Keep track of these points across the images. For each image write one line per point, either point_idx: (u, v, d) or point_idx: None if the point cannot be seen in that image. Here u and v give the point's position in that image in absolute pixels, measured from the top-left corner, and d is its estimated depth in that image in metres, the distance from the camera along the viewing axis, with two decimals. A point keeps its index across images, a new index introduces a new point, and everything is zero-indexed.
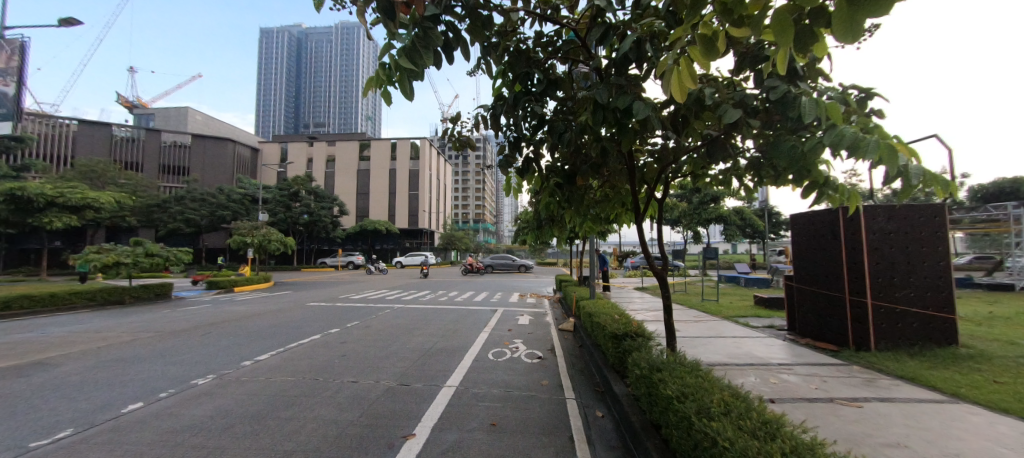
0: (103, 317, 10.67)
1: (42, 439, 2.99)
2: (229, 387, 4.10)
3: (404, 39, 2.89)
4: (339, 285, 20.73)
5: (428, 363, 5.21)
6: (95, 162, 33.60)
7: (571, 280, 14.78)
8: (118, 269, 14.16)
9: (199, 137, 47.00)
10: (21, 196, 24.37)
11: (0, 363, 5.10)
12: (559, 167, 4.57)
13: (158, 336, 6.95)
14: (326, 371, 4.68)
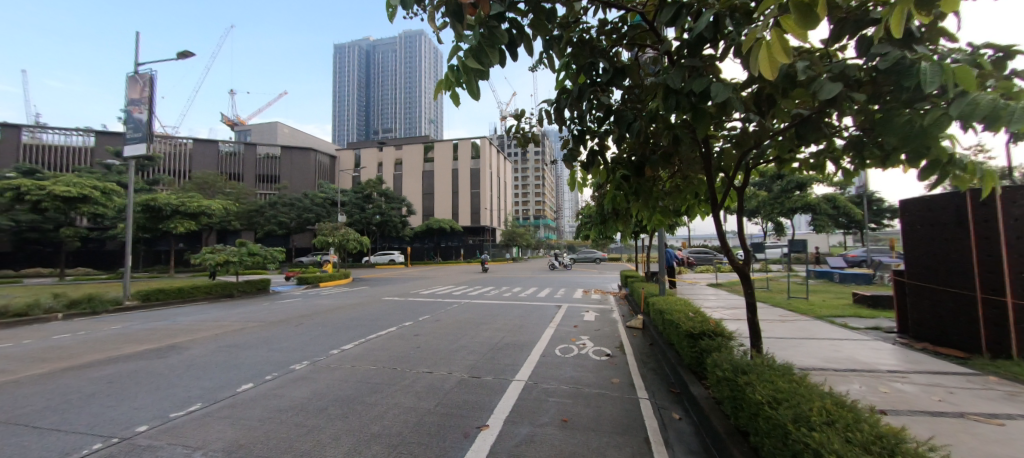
0: (220, 308, 12.36)
1: (178, 411, 3.51)
2: (321, 372, 4.51)
3: (471, 40, 2.94)
4: (410, 281, 21.93)
5: (497, 357, 5.30)
6: (206, 174, 38.94)
7: (639, 276, 14.22)
8: (227, 267, 16.18)
9: (286, 148, 52.57)
10: (158, 206, 29.24)
11: (148, 346, 6.12)
12: (626, 159, 4.39)
13: (263, 325, 7.91)
14: (404, 362, 4.96)
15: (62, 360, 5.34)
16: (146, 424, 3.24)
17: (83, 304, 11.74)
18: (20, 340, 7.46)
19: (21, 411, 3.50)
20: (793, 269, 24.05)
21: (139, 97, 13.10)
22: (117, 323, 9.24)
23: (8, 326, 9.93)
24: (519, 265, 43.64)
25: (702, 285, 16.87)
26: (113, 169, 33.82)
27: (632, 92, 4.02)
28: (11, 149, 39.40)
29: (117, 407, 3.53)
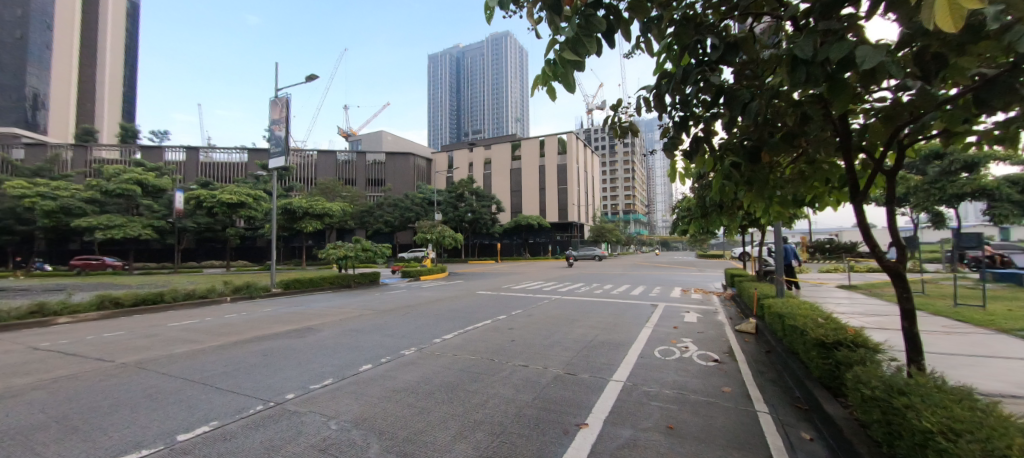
0: (342, 297, 14.17)
1: (317, 383, 4.07)
2: (428, 359, 4.86)
3: (569, 32, 2.84)
4: (500, 276, 22.67)
5: (592, 355, 5.20)
6: (328, 181, 45.19)
7: (749, 275, 12.80)
8: (346, 261, 18.40)
9: (390, 154, 57.93)
10: (294, 209, 34.73)
11: (291, 327, 7.27)
12: (739, 144, 3.92)
13: (376, 313, 8.87)
14: (501, 353, 5.13)
15: (233, 335, 6.61)
16: (292, 393, 3.81)
17: (244, 289, 14.39)
18: (205, 317, 9.44)
19: (209, 373, 4.40)
20: (968, 268, 19.59)
21: (279, 117, 15.59)
22: (268, 307, 11.18)
23: (198, 305, 12.61)
24: (606, 262, 42.25)
25: (833, 287, 14.52)
26: (259, 180, 40.93)
27: (744, 69, 3.58)
28: (195, 167, 49.76)
29: (273, 376, 4.24)
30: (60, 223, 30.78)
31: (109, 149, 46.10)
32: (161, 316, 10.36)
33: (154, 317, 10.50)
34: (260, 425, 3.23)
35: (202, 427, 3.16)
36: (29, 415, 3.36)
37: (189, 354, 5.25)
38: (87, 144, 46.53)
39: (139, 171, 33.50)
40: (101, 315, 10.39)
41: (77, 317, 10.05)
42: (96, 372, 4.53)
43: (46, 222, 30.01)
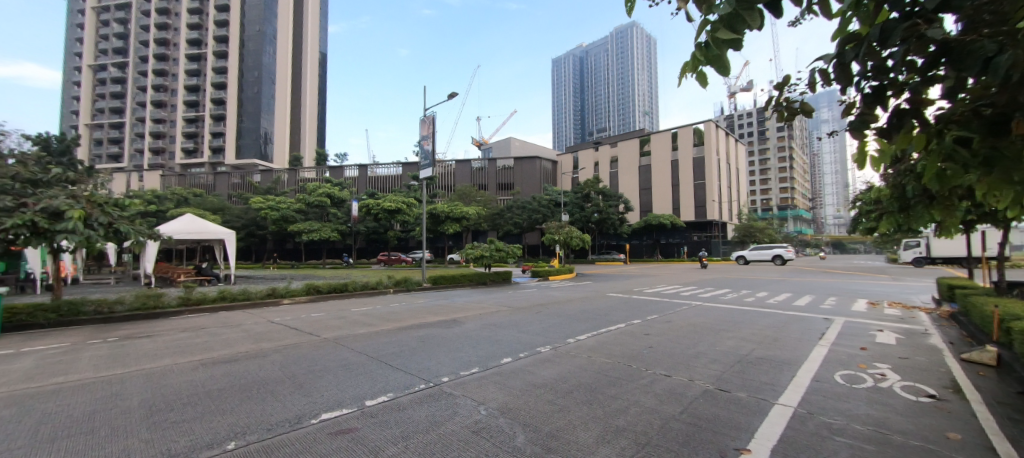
0: (480, 293, 15.36)
1: (466, 369, 4.47)
2: (564, 358, 4.92)
3: (723, 8, 2.39)
4: (631, 278, 21.60)
5: (749, 372, 4.55)
6: (467, 187, 49.82)
7: (981, 287, 9.61)
8: (482, 260, 19.89)
9: (518, 159, 60.44)
10: (438, 214, 40.90)
11: (441, 317, 8.23)
12: (983, 112, 2.77)
13: (512, 309, 9.39)
14: (638, 360, 4.91)
15: (397, 321, 7.77)
16: (446, 377, 4.25)
17: (403, 283, 16.65)
18: (377, 305, 11.36)
19: (383, 352, 5.25)
20: None
21: (428, 133, 17.65)
22: (422, 300, 12.82)
23: (371, 295, 15.11)
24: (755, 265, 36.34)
25: None
26: (410, 188, 47.30)
27: None
28: (365, 181, 60.11)
29: (431, 360, 4.83)
30: (282, 227, 40.81)
31: (309, 170, 58.87)
32: (346, 303, 12.85)
33: (341, 303, 13.00)
34: (423, 402, 3.67)
35: (382, 396, 3.77)
36: (273, 370, 4.52)
37: (368, 335, 6.38)
38: (295, 167, 60.30)
39: (330, 186, 42.94)
40: (308, 299, 13.35)
41: (294, 299, 13.12)
42: (309, 343, 5.85)
43: (274, 227, 40.29)
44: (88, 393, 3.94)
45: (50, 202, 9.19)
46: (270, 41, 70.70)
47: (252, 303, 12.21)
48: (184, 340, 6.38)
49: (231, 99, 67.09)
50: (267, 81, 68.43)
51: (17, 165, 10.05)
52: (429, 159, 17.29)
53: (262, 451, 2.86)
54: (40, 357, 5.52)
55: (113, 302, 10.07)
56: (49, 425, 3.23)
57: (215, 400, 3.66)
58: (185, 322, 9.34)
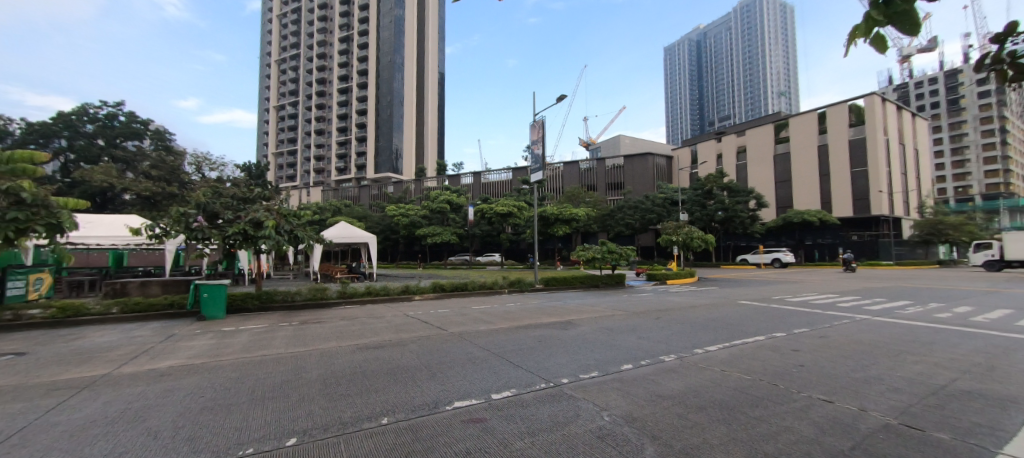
0: (592, 296, 15.18)
1: (585, 373, 4.39)
2: (692, 370, 4.49)
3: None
4: (767, 285, 18.97)
5: (953, 410, 3.53)
6: (577, 189, 50.00)
7: None
8: (594, 262, 19.48)
9: (628, 157, 58.88)
10: (548, 216, 41.81)
11: (556, 318, 8.36)
12: None
13: (628, 314, 9.07)
14: (787, 380, 4.23)
15: (515, 321, 8.12)
16: (566, 378, 4.25)
17: (517, 284, 17.29)
18: (494, 304, 12.04)
19: (503, 349, 5.52)
20: None
21: (537, 137, 18.03)
22: (535, 301, 13.20)
23: (488, 294, 16.06)
24: (935, 271, 28.70)
25: None
26: (520, 192, 49.17)
27: None
28: (480, 187, 64.41)
29: (549, 360, 4.89)
30: (411, 231, 46.87)
31: (432, 180, 65.88)
32: (467, 301, 13.90)
33: (462, 301, 14.08)
34: (547, 400, 3.72)
35: (506, 391, 3.93)
36: (412, 358, 5.09)
37: (488, 332, 6.77)
38: (420, 178, 68.10)
39: (449, 193, 47.55)
40: (435, 296, 14.80)
41: (423, 295, 14.65)
42: (437, 336, 6.46)
43: (405, 231, 46.49)
44: (283, 364, 4.99)
45: (254, 214, 11.66)
46: (400, 68, 82.39)
47: (390, 298, 14.01)
48: (345, 326, 7.69)
49: (371, 122, 80.20)
50: (397, 104, 79.87)
51: (233, 186, 13.12)
52: (541, 162, 17.63)
53: (409, 429, 3.23)
54: (252, 334, 7.20)
55: (293, 294, 12.54)
56: (261, 387, 4.18)
57: (370, 380, 4.28)
58: (343, 312, 11.26)
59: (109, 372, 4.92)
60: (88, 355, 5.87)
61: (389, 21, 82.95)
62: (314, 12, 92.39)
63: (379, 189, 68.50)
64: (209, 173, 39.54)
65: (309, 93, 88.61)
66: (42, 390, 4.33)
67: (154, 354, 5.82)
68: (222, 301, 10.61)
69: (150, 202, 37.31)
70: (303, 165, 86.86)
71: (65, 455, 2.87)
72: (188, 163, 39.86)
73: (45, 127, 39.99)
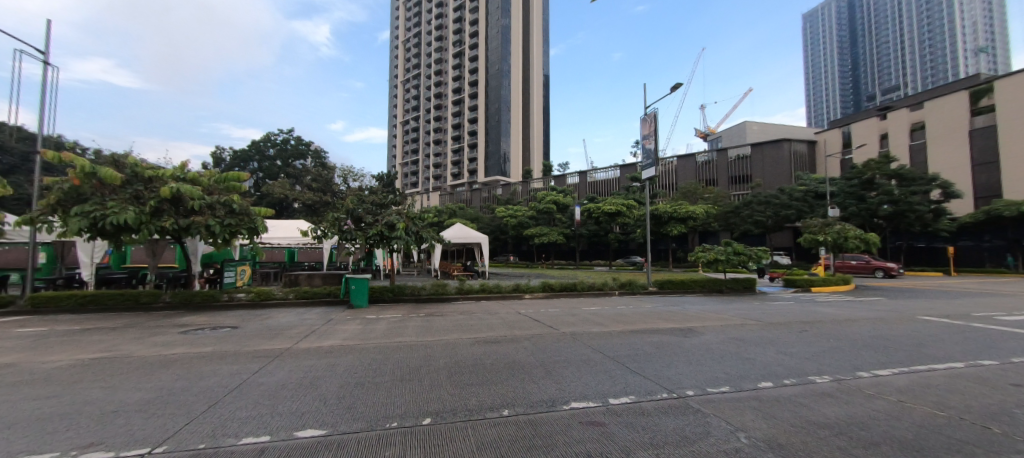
0: (714, 302, 13.85)
1: (715, 387, 3.94)
2: (856, 396, 3.71)
3: None
4: (961, 297, 14.92)
5: None
6: (691, 185, 46.56)
7: None
8: (717, 265, 17.71)
9: (757, 145, 52.60)
10: (661, 215, 39.25)
11: (675, 325, 7.88)
12: None
13: (761, 324, 8.05)
14: (1009, 425, 3.19)
15: (630, 324, 7.86)
16: (692, 390, 3.87)
17: (628, 286, 16.71)
18: (606, 306, 11.80)
19: (618, 353, 5.39)
20: None
21: (649, 132, 17.17)
22: (648, 305, 12.59)
23: (597, 296, 15.83)
24: None
25: None
26: (630, 190, 47.47)
27: None
28: (585, 187, 63.98)
29: (670, 369, 4.58)
30: (519, 231, 49.04)
31: (538, 181, 68.02)
32: (579, 302, 13.91)
33: (571, 301, 14.17)
34: (670, 410, 3.43)
35: (624, 397, 3.74)
36: (528, 355, 5.29)
37: (601, 335, 6.67)
38: (527, 180, 70.66)
39: (555, 193, 48.22)
40: (544, 295, 15.18)
41: (533, 294, 15.16)
42: (550, 336, 6.57)
43: (513, 232, 48.85)
44: (416, 351, 5.65)
45: (388, 217, 13.60)
46: (506, 75, 87.40)
47: (503, 295, 14.78)
48: (467, 320, 8.38)
49: (481, 129, 86.86)
50: (504, 110, 85.17)
51: (372, 192, 15.13)
52: (653, 157, 16.65)
53: (529, 423, 3.30)
54: (390, 322, 8.31)
55: (419, 288, 14.05)
56: (399, 369, 4.78)
57: (490, 372, 4.56)
58: (462, 307, 12.27)
59: (291, 346, 6.17)
60: (278, 331, 7.48)
61: (496, 33, 88.44)
62: (430, 34, 102.80)
63: (489, 192, 73.34)
64: (353, 183, 46.70)
65: (427, 107, 99.03)
66: (250, 356, 5.66)
67: (321, 334, 7.13)
68: (365, 292, 12.51)
69: (312, 208, 45.71)
70: (425, 172, 97.03)
71: (268, 414, 3.68)
72: (338, 175, 47.55)
73: (244, 152, 52.05)
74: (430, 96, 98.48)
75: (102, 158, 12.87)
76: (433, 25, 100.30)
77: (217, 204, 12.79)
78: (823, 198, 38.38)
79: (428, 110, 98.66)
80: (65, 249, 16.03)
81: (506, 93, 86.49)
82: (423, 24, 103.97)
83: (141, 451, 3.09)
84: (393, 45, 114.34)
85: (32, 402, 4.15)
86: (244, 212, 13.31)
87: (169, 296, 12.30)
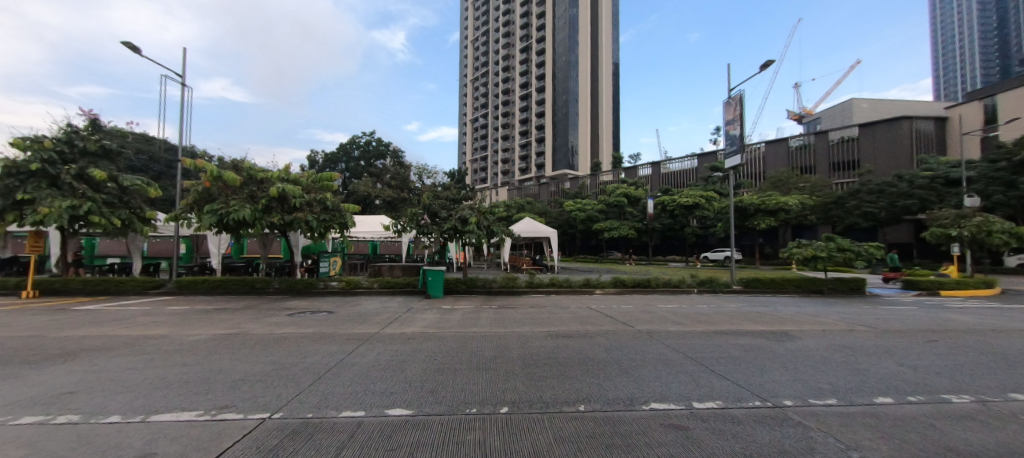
0: (811, 304, 12.46)
1: (819, 400, 3.54)
2: (1010, 424, 3.08)
3: None
4: None
5: None
6: (781, 173, 42.30)
7: None
8: (816, 262, 15.92)
9: (867, 125, 45.95)
10: (746, 207, 36.17)
11: (765, 328, 7.27)
12: None
13: (876, 332, 7.08)
14: None
15: (711, 325, 7.42)
16: (790, 400, 3.53)
17: (708, 284, 15.72)
18: (684, 305, 11.21)
19: (701, 355, 5.14)
20: None
21: (733, 117, 15.82)
22: (732, 304, 11.77)
23: (673, 293, 15.12)
24: None
25: None
26: (710, 181, 44.44)
27: None
28: (658, 178, 61.01)
29: (760, 375, 4.25)
30: (588, 226, 48.47)
31: (607, 173, 66.27)
32: (654, 299, 13.42)
33: (645, 298, 13.73)
34: (764, 418, 3.17)
35: (710, 402, 3.51)
36: (603, 351, 5.25)
37: (679, 334, 6.42)
38: (595, 173, 69.24)
39: (626, 186, 46.84)
40: (616, 290, 14.86)
41: (604, 289, 14.97)
42: (625, 333, 6.45)
43: (582, 226, 48.40)
44: (492, 341, 5.89)
45: (461, 212, 14.35)
46: (574, 67, 86.22)
47: (573, 290, 14.79)
48: (540, 313, 8.51)
49: (549, 123, 86.84)
50: (572, 102, 84.30)
51: (446, 189, 16.05)
52: (740, 143, 15.28)
53: (607, 421, 3.23)
54: (465, 313, 8.74)
55: (490, 281, 14.59)
56: (476, 358, 5.01)
57: (566, 366, 4.60)
58: (533, 300, 12.46)
59: (379, 331, 6.78)
60: (368, 317, 8.26)
61: (563, 23, 87.37)
62: (497, 32, 104.39)
63: (557, 186, 73.14)
64: (427, 180, 49.54)
65: (495, 104, 101.27)
66: (344, 338, 6.31)
67: (404, 321, 7.73)
68: (440, 283, 13.24)
69: (392, 204, 49.33)
70: (493, 168, 99.55)
71: (363, 391, 4.10)
72: (414, 173, 50.70)
73: (334, 155, 57.68)
74: (498, 93, 100.37)
75: (226, 164, 15.11)
76: (501, 22, 101.82)
77: (315, 202, 14.31)
78: (956, 185, 32.30)
79: (495, 106, 100.64)
80: (199, 241, 19.28)
81: (574, 85, 85.43)
82: (490, 22, 105.75)
83: (262, 415, 3.61)
84: (462, 45, 118.32)
85: (182, 367, 5.06)
86: (336, 209, 14.79)
87: (277, 283, 14.15)
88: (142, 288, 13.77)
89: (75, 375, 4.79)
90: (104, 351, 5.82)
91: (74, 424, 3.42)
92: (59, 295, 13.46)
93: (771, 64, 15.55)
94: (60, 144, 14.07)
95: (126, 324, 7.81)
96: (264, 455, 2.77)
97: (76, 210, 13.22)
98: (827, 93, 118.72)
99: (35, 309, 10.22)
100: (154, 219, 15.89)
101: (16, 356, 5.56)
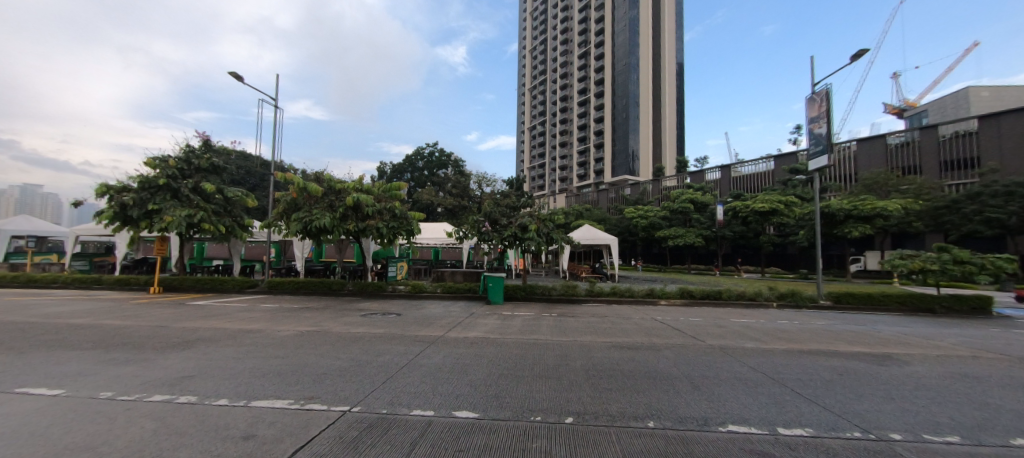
0: (920, 324, 10.85)
1: (935, 435, 3.10)
2: None
3: None
4: None
5: None
6: (876, 174, 37.71)
7: None
8: (925, 276, 13.89)
9: (989, 116, 39.47)
10: (834, 213, 32.58)
11: (862, 349, 6.50)
12: None
13: (1011, 360, 5.99)
14: None
15: (795, 343, 6.80)
16: (899, 434, 3.11)
17: (789, 298, 14.38)
18: (763, 320, 10.33)
19: (785, 375, 4.74)
20: None
21: (818, 114, 14.36)
22: (821, 321, 10.63)
23: (748, 306, 14.00)
24: None
25: None
26: (789, 185, 40.96)
27: None
28: (726, 182, 57.21)
29: (859, 402, 3.82)
30: (650, 233, 46.61)
31: (671, 178, 63.30)
32: (727, 313, 12.56)
33: (716, 310, 12.91)
34: (863, 450, 2.85)
35: (799, 429, 3.22)
36: (671, 365, 5.07)
37: (758, 352, 5.96)
38: (658, 178, 66.38)
39: (692, 192, 44.57)
40: (683, 302, 14.11)
41: (670, 300, 14.30)
42: (694, 347, 6.13)
43: (644, 233, 46.60)
44: (553, 349, 5.93)
45: (521, 220, 14.57)
46: (634, 68, 83.79)
47: (636, 300, 14.31)
48: (601, 323, 8.35)
49: (608, 128, 85.38)
50: (631, 105, 81.83)
51: (506, 197, 16.36)
52: (827, 141, 13.76)
53: (680, 440, 3.09)
54: (525, 319, 8.83)
55: (550, 288, 14.55)
56: (539, 366, 5.07)
57: (632, 379, 4.47)
58: (594, 310, 12.25)
59: (444, 334, 7.08)
60: (434, 320, 8.65)
61: (623, 25, 85.54)
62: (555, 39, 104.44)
63: (617, 192, 71.37)
64: (487, 188, 50.98)
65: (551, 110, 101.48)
66: (411, 339, 6.68)
67: (466, 325, 7.98)
68: (500, 289, 13.48)
69: (453, 212, 51.18)
70: (551, 175, 99.89)
71: (432, 391, 4.33)
72: (474, 182, 52.26)
73: (400, 166, 61.22)
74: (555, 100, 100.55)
75: (309, 176, 16.74)
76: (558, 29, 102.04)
77: (385, 210, 15.30)
78: None
79: (553, 113, 100.60)
80: (286, 246, 21.52)
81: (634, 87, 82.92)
82: (548, 29, 106.20)
83: (343, 408, 3.93)
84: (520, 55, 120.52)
85: (275, 359, 5.68)
86: (403, 216, 15.81)
87: (351, 285, 15.35)
88: (239, 287, 15.60)
89: (191, 361, 5.59)
90: (214, 341, 6.73)
91: (192, 404, 3.99)
92: (176, 290, 15.72)
93: (864, 54, 13.96)
94: (181, 162, 16.43)
95: (228, 318, 8.93)
96: (347, 446, 3.00)
97: (192, 219, 15.35)
98: (936, 81, 103.53)
99: (160, 303, 12.04)
100: (252, 225, 18.01)
101: (150, 342, 6.63)
